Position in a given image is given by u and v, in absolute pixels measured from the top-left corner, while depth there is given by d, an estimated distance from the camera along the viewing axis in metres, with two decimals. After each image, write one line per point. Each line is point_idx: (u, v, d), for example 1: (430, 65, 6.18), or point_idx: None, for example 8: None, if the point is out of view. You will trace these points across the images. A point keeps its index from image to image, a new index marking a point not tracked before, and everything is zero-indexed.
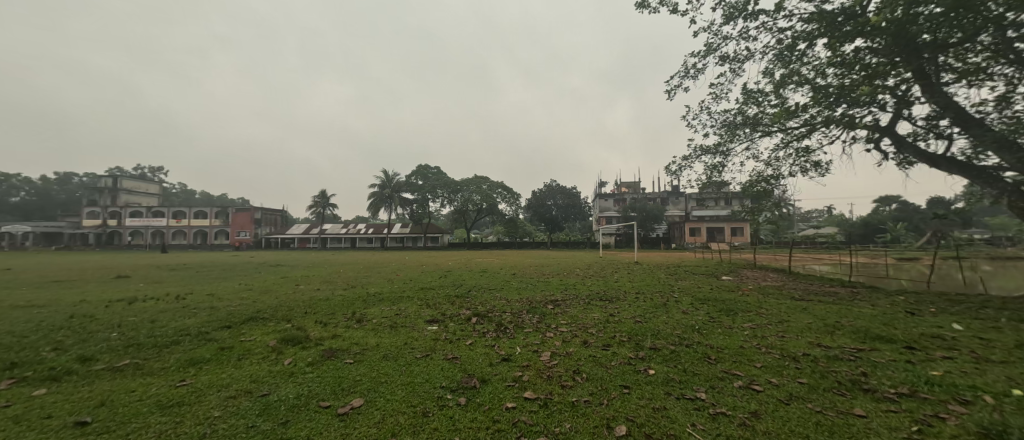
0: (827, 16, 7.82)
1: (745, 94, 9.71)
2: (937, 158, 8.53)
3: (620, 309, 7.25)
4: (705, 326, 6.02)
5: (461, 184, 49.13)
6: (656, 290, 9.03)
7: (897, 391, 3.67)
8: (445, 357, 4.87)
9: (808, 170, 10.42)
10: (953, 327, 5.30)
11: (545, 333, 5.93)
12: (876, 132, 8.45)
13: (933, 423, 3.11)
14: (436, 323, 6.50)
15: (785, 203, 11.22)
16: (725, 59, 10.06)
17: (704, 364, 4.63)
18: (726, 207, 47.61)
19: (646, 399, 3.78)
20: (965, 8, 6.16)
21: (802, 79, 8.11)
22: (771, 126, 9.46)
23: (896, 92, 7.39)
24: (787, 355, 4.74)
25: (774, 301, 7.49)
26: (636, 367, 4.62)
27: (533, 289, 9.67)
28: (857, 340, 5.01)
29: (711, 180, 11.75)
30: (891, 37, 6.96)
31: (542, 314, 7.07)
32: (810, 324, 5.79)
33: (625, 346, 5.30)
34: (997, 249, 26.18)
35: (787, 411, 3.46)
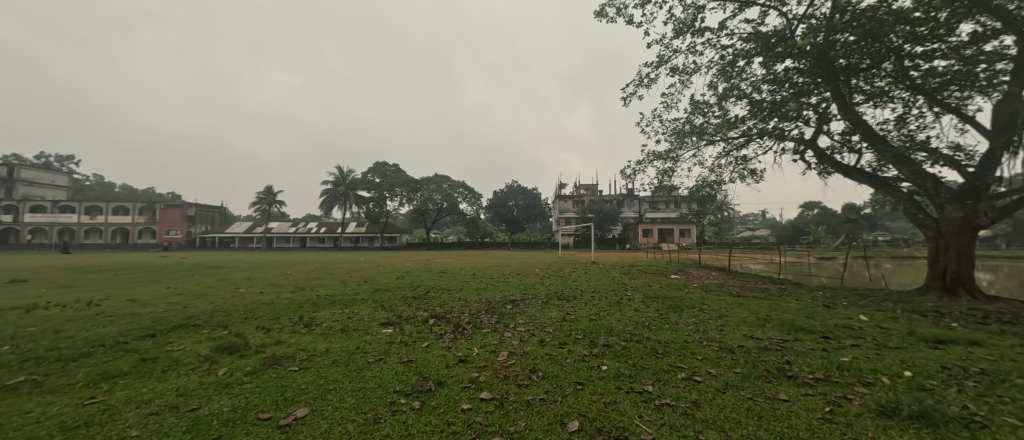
0: (762, 37, 8.59)
1: (693, 104, 10.38)
2: (849, 169, 9.67)
3: (577, 307, 7.46)
4: (654, 322, 6.36)
5: (421, 183, 48.02)
6: (610, 288, 9.40)
7: (814, 376, 4.11)
8: (401, 360, 4.74)
9: (745, 176, 11.36)
10: (861, 318, 6.02)
11: (503, 333, 5.96)
12: (801, 145, 9.40)
13: (842, 403, 3.52)
14: (391, 325, 6.30)
15: (726, 207, 12.14)
16: (675, 70, 10.73)
17: (652, 358, 4.90)
18: (675, 210, 50.67)
19: (599, 394, 3.91)
20: (873, 37, 7.03)
21: (741, 94, 8.82)
22: (715, 136, 10.20)
23: (818, 109, 8.26)
24: (724, 347, 5.13)
25: (715, 297, 8.08)
26: (590, 364, 4.77)
27: (493, 288, 9.71)
28: (784, 332, 5.54)
29: (662, 185, 12.47)
30: (814, 60, 7.79)
31: (501, 314, 7.10)
32: (745, 318, 6.32)
33: (579, 343, 5.46)
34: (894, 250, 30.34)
35: (723, 399, 3.75)
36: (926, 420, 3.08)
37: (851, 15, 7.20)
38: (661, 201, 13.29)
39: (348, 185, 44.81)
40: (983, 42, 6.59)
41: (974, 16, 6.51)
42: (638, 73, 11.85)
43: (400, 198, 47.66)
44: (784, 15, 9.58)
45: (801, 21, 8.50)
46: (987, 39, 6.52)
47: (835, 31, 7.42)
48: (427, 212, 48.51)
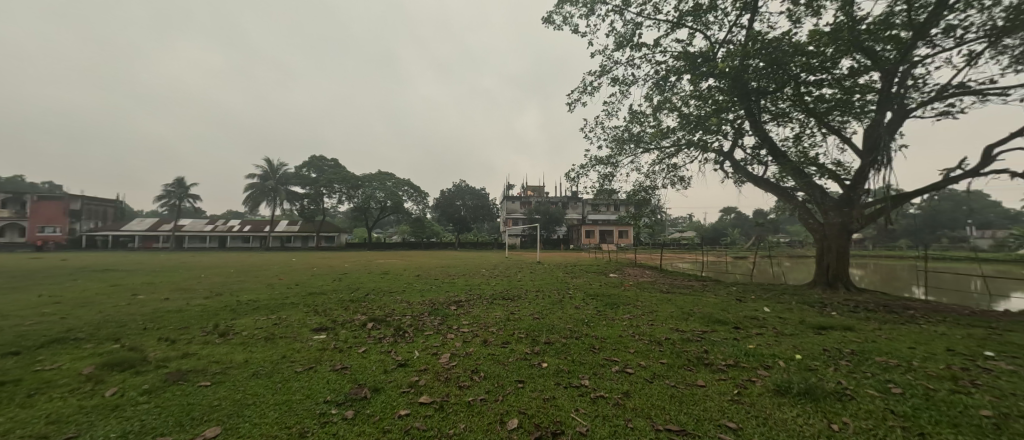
0: (690, 56, 9.44)
1: (632, 114, 11.08)
2: (758, 179, 10.99)
3: (521, 307, 7.59)
4: (592, 319, 6.69)
5: (362, 179, 45.59)
6: (554, 288, 9.67)
7: (726, 363, 4.60)
8: (334, 368, 4.45)
9: (675, 183, 12.39)
10: (765, 310, 6.88)
11: (446, 335, 5.86)
12: (721, 156, 10.50)
13: (747, 385, 3.99)
14: (324, 331, 5.89)
15: (659, 210, 13.13)
16: (615, 81, 11.38)
17: (589, 353, 5.14)
18: (615, 212, 53.73)
19: (538, 391, 4.02)
20: (777, 65, 8.07)
21: (672, 107, 9.61)
22: (650, 144, 11.00)
23: (734, 126, 9.28)
24: (653, 340, 5.54)
25: (647, 294, 8.71)
26: (531, 362, 4.87)
27: (437, 290, 9.50)
28: (703, 324, 6.14)
29: (603, 188, 13.15)
30: (732, 81, 8.72)
31: (444, 315, 6.97)
32: (672, 312, 6.90)
33: (522, 342, 5.56)
34: None
35: (650, 388, 4.06)
36: (810, 395, 3.61)
37: (760, 45, 8.21)
38: (602, 204, 13.97)
39: (279, 180, 41.37)
40: (857, 77, 7.87)
41: (851, 55, 7.75)
42: (583, 81, 12.37)
43: (339, 195, 44.77)
44: (709, 38, 10.62)
45: (721, 45, 9.48)
46: (860, 74, 7.80)
47: (748, 57, 8.39)
48: (369, 211, 46.13)
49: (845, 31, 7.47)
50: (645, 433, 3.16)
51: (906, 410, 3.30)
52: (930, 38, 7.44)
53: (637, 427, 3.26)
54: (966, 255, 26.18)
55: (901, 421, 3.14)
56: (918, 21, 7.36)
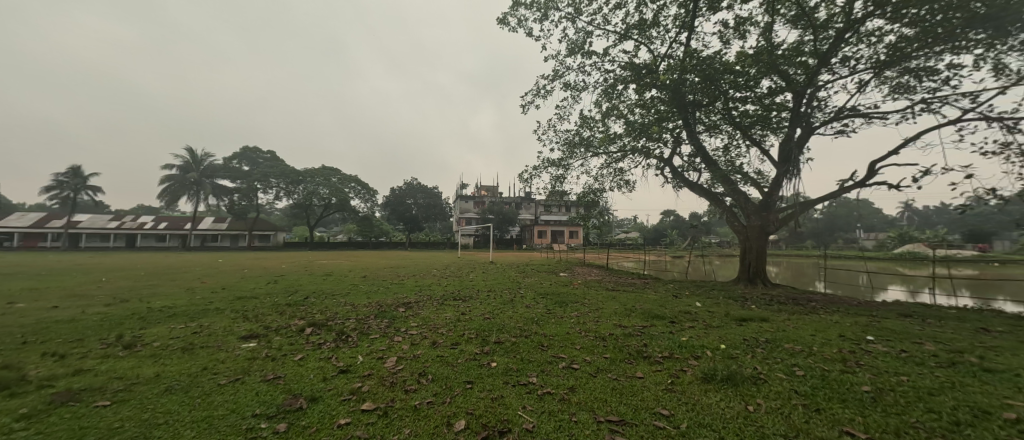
0: (635, 67, 10.00)
1: (582, 119, 11.49)
2: (693, 184, 11.94)
3: (472, 307, 7.54)
4: (542, 317, 6.84)
5: (304, 174, 42.51)
6: (506, 287, 9.76)
7: (663, 355, 4.95)
8: (266, 378, 4.09)
9: (621, 186, 13.06)
10: (697, 305, 7.49)
11: (393, 337, 5.66)
12: (661, 163, 11.26)
13: (679, 375, 4.33)
14: (255, 338, 5.41)
15: (606, 212, 13.76)
16: (567, 86, 11.74)
17: (538, 351, 5.25)
18: (566, 213, 55.46)
19: (487, 390, 4.02)
20: (710, 81, 8.83)
21: (619, 114, 10.12)
22: (598, 149, 11.49)
23: (673, 135, 9.99)
24: (598, 336, 5.80)
25: (594, 292, 9.08)
26: (480, 362, 4.86)
27: (384, 292, 9.14)
28: (644, 319, 6.54)
29: (555, 190, 13.52)
30: (671, 93, 9.39)
31: (392, 317, 6.73)
32: (616, 309, 7.26)
33: (471, 342, 5.52)
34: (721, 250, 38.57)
35: (593, 382, 4.24)
36: (731, 381, 4.01)
37: (696, 61, 8.92)
38: (553, 205, 14.35)
39: (202, 172, 36.85)
40: (775, 96, 8.86)
41: (770, 76, 8.70)
42: (536, 84, 12.59)
43: (276, 190, 41.23)
44: (652, 52, 11.33)
45: (663, 58, 10.15)
46: (777, 94, 8.79)
47: (686, 72, 9.06)
48: (312, 208, 43.12)
49: (765, 54, 8.35)
50: (588, 426, 3.29)
51: (807, 389, 3.77)
52: (830, 66, 8.58)
53: (581, 421, 3.38)
54: (856, 255, 30.59)
55: (803, 399, 3.60)
56: (822, 51, 8.46)
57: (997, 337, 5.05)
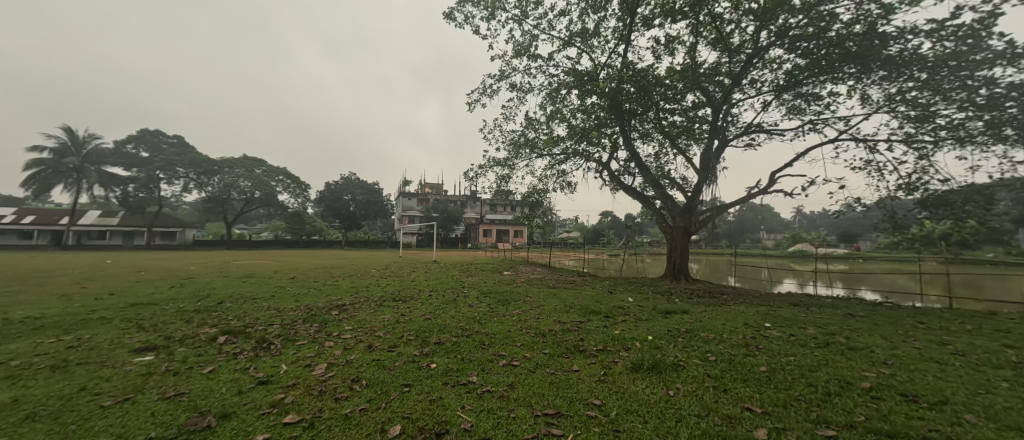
0: (577, 73, 10.43)
1: (528, 121, 11.71)
2: (627, 187, 12.77)
3: (412, 307, 7.32)
4: (484, 316, 6.86)
5: (222, 164, 37.90)
6: (448, 287, 9.59)
7: (597, 348, 5.22)
8: (166, 396, 3.57)
9: (563, 187, 13.56)
10: (629, 300, 8.04)
11: (324, 343, 5.28)
12: (600, 166, 11.88)
13: (612, 366, 4.61)
14: (153, 350, 4.70)
15: (549, 211, 14.17)
16: (513, 87, 11.86)
17: (479, 349, 5.25)
18: (511, 212, 56.15)
19: (425, 392, 3.92)
20: (644, 92, 9.48)
21: (562, 118, 10.49)
22: (542, 150, 11.81)
23: (611, 140, 10.60)
24: (539, 332, 5.97)
25: (536, 290, 9.32)
26: (419, 364, 4.73)
27: (316, 294, 8.48)
28: (581, 314, 6.87)
29: (500, 189, 13.62)
30: (610, 101, 9.93)
31: (324, 321, 6.29)
32: (556, 306, 7.53)
33: (411, 344, 5.36)
34: (651, 249, 41.77)
35: (533, 378, 4.35)
36: (655, 369, 4.38)
37: (632, 73, 9.52)
38: (499, 204, 14.45)
39: (84, 157, 31.20)
40: (697, 109, 9.79)
41: (694, 91, 9.59)
42: (482, 82, 12.56)
43: (184, 180, 36.06)
44: (593, 60, 11.87)
45: (603, 67, 10.69)
46: (699, 107, 9.73)
47: (622, 82, 9.63)
48: (229, 202, 38.55)
49: (690, 71, 9.19)
50: (525, 421, 3.36)
51: (717, 372, 4.24)
52: (742, 86, 9.70)
53: (518, 416, 3.45)
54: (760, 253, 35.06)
55: (714, 381, 4.03)
56: (735, 72, 9.53)
57: (859, 320, 6.11)
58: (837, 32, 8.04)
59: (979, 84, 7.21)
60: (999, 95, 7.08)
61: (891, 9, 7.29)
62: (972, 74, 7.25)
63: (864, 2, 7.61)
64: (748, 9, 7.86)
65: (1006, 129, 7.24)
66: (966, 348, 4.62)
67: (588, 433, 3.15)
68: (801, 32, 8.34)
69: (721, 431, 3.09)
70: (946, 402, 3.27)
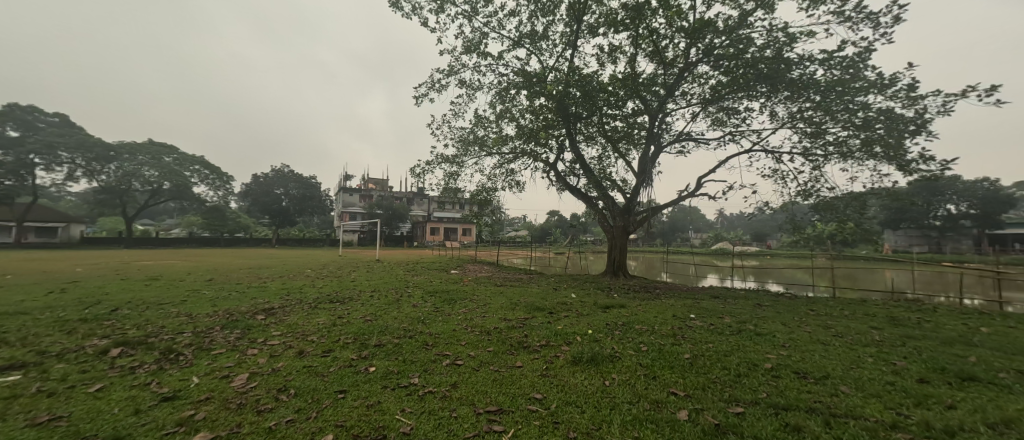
0: (526, 74, 10.58)
1: (477, 119, 11.63)
2: (573, 188, 13.24)
3: (351, 309, 6.93)
4: (429, 316, 6.69)
5: (120, 149, 32.73)
6: (391, 287, 9.22)
7: (541, 344, 5.36)
8: (36, 421, 2.99)
9: (512, 186, 13.71)
10: (572, 296, 8.35)
11: (246, 350, 4.80)
12: (547, 166, 12.17)
13: (554, 360, 4.75)
14: (19, 370, 3.91)
15: (498, 210, 14.22)
16: (462, 83, 11.70)
17: (422, 350, 5.11)
18: (460, 210, 55.55)
19: (361, 398, 3.73)
20: (588, 97, 9.88)
21: (511, 117, 10.58)
22: (491, 149, 11.82)
23: (557, 142, 10.91)
24: (484, 330, 5.97)
25: (483, 288, 9.31)
26: (356, 368, 4.48)
27: (238, 297, 7.65)
28: (527, 311, 7.00)
29: (448, 187, 13.40)
30: (557, 103, 10.21)
31: (247, 327, 5.71)
32: (503, 304, 7.59)
33: (348, 348, 5.07)
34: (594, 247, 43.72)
35: (477, 376, 4.34)
36: (594, 361, 4.60)
37: (578, 78, 9.87)
38: (446, 201, 14.20)
39: None
40: (636, 116, 10.43)
41: (633, 99, 10.21)
42: (430, 76, 12.25)
43: (68, 167, 30.49)
44: (541, 62, 12.11)
45: (551, 70, 10.96)
46: (637, 114, 10.37)
47: (569, 86, 9.95)
48: (128, 194, 33.35)
49: (631, 80, 9.76)
50: (467, 419, 3.34)
51: (649, 361, 4.57)
52: (675, 97, 10.53)
53: (461, 415, 3.42)
54: None
55: (645, 370, 4.34)
56: (669, 84, 10.31)
57: (765, 309, 6.97)
58: (752, 54, 9.05)
59: (857, 108, 8.55)
60: (871, 118, 8.47)
61: (794, 38, 8.37)
62: (853, 99, 8.58)
63: (773, 30, 8.65)
64: (680, 26, 8.53)
65: (876, 147, 8.68)
66: (844, 331, 5.48)
67: (528, 427, 3.21)
68: (724, 52, 9.27)
69: (649, 415, 3.33)
70: (828, 377, 3.85)
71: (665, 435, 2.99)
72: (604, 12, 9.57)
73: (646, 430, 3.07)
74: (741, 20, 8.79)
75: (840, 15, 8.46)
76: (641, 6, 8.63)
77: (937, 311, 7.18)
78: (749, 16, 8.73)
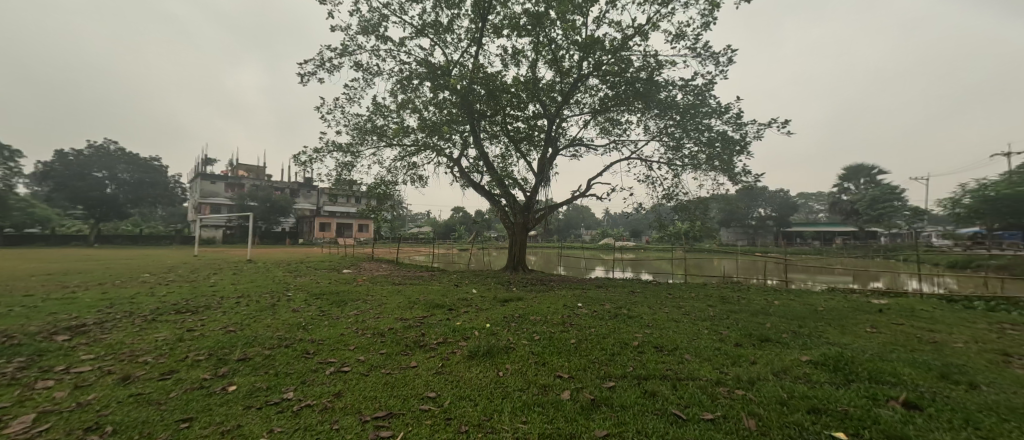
0: (430, 66, 10.26)
1: (375, 106, 10.83)
2: (476, 185, 13.34)
3: (207, 320, 5.78)
4: (312, 321, 5.99)
5: None
6: (265, 290, 7.98)
7: (438, 341, 5.28)
8: None
9: (414, 181, 13.16)
10: (472, 292, 8.44)
11: (34, 384, 3.59)
12: (451, 162, 12.00)
13: (450, 357, 4.72)
14: None
15: (399, 205, 13.52)
16: (358, 66, 10.78)
17: (300, 360, 4.54)
18: (357, 204, 51.24)
19: (214, 424, 3.13)
20: (492, 96, 10.04)
21: (414, 108, 10.13)
22: (391, 140, 11.15)
23: (461, 138, 10.86)
24: (377, 332, 5.60)
25: (379, 288, 8.77)
26: (210, 389, 3.74)
27: (23, 314, 5.66)
28: (425, 310, 6.81)
29: (341, 178, 12.22)
30: (461, 99, 10.14)
31: (40, 352, 4.29)
32: (399, 303, 7.27)
33: (199, 367, 4.20)
34: None
35: (364, 382, 4.04)
36: (489, 354, 4.73)
37: (481, 75, 9.94)
38: (339, 195, 12.92)
39: None
40: (536, 119, 10.99)
41: (534, 103, 10.75)
42: (319, 54, 11.00)
43: None
44: (446, 55, 11.88)
45: (455, 64, 10.83)
46: (537, 117, 10.94)
47: (473, 83, 9.97)
48: None
49: (531, 85, 10.24)
50: (350, 430, 3.09)
51: (540, 349, 4.87)
52: (570, 104, 11.43)
53: (343, 427, 3.14)
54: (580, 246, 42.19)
55: (536, 357, 4.62)
56: (565, 91, 11.12)
57: (636, 296, 8.10)
58: (632, 74, 10.37)
59: (705, 129, 10.52)
60: (713, 138, 10.52)
61: (662, 65, 9.88)
62: (702, 121, 10.52)
63: (647, 56, 10.06)
64: (575, 40, 9.30)
65: (716, 161, 10.81)
66: (690, 310, 6.71)
67: (418, 427, 3.11)
68: (609, 69, 10.42)
69: (537, 399, 3.56)
70: (677, 348, 4.65)
71: (549, 415, 3.23)
72: (507, 15, 9.84)
73: (532, 415, 3.26)
74: (623, 43, 10.00)
75: (694, 51, 10.27)
76: (540, 16, 9.12)
77: (750, 290, 9.34)
78: (629, 40, 9.98)
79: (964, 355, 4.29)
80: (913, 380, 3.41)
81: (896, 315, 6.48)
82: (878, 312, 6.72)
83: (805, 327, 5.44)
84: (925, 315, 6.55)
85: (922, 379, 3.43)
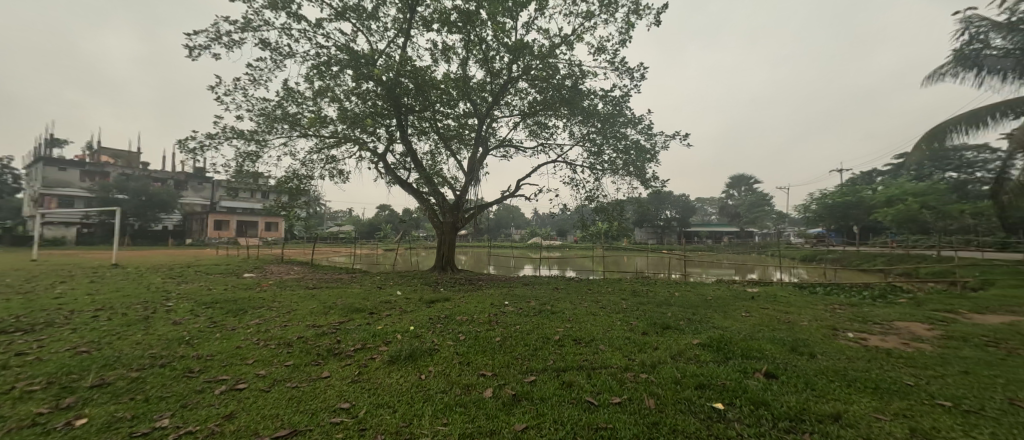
0: (352, 52, 9.54)
1: (287, 91, 9.74)
2: (403, 183, 12.79)
3: (49, 340, 4.63)
4: (199, 334, 5.16)
5: None
6: (135, 301, 6.65)
7: (354, 348, 4.93)
8: None
9: (334, 176, 12.18)
10: (396, 294, 8.05)
11: None
12: (375, 157, 11.32)
13: (368, 364, 4.44)
14: None
15: (316, 201, 12.37)
16: (265, 45, 9.59)
17: (182, 380, 3.88)
18: (265, 200, 45.60)
19: None
20: (420, 91, 9.70)
21: (333, 97, 9.34)
22: (306, 129, 10.15)
23: (386, 132, 10.31)
24: (282, 342, 5.03)
25: (288, 293, 7.89)
26: (48, 426, 3.00)
27: None
28: (342, 314, 6.32)
29: (243, 169, 10.75)
30: (387, 90, 9.62)
31: None
32: (312, 308, 6.63)
33: (33, 399, 3.34)
34: None
35: (264, 398, 3.60)
36: (411, 357, 4.56)
37: (409, 68, 9.53)
38: (240, 189, 11.35)
39: None
40: (466, 118, 10.90)
41: (464, 101, 10.64)
42: (214, 26, 9.54)
43: None
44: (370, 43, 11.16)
45: (381, 54, 10.24)
46: (467, 115, 10.86)
47: (400, 75, 9.52)
48: None
49: (462, 83, 10.12)
50: None
51: (464, 349, 4.85)
52: (500, 105, 11.57)
53: None
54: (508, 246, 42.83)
55: (460, 358, 4.57)
56: (496, 92, 11.23)
57: (559, 292, 8.47)
58: (558, 81, 10.84)
59: (622, 137, 11.48)
60: (628, 146, 11.53)
61: (585, 75, 10.52)
62: (619, 130, 11.48)
63: (572, 64, 10.62)
64: (504, 42, 9.42)
65: (631, 167, 11.86)
66: (606, 303, 7.24)
67: None
68: (538, 74, 10.78)
69: (459, 399, 3.53)
70: (594, 339, 4.98)
71: (470, 414, 3.22)
72: (437, 9, 9.59)
73: (454, 415, 3.22)
74: (551, 50, 10.42)
75: (613, 64, 11.12)
76: (471, 14, 9.07)
77: (657, 284, 10.40)
78: (556, 48, 10.44)
79: (809, 331, 5.32)
80: (773, 354, 4.12)
81: (764, 301, 7.79)
82: (752, 299, 8.00)
83: (697, 315, 6.23)
84: (785, 300, 7.96)
85: (779, 353, 4.16)
